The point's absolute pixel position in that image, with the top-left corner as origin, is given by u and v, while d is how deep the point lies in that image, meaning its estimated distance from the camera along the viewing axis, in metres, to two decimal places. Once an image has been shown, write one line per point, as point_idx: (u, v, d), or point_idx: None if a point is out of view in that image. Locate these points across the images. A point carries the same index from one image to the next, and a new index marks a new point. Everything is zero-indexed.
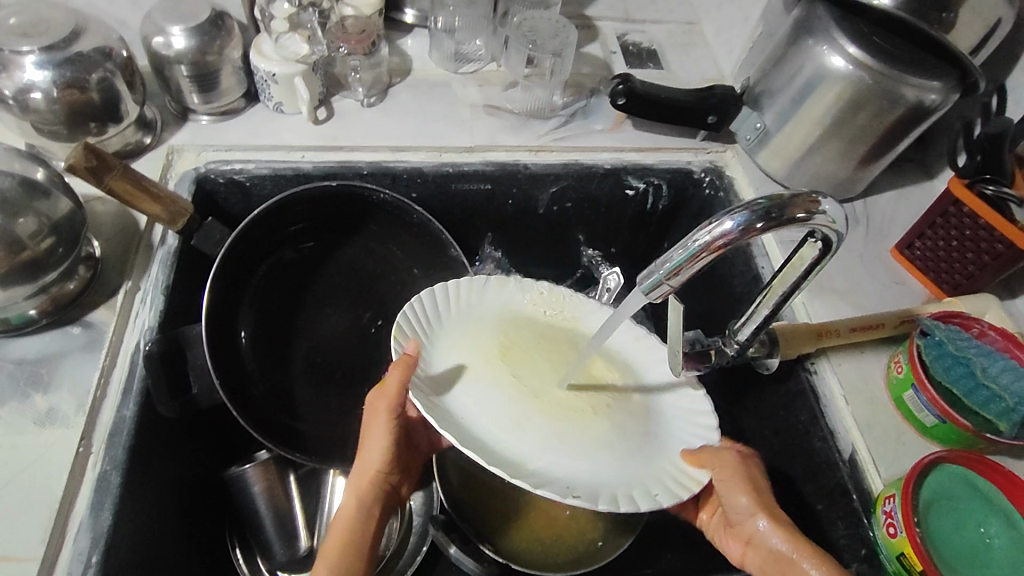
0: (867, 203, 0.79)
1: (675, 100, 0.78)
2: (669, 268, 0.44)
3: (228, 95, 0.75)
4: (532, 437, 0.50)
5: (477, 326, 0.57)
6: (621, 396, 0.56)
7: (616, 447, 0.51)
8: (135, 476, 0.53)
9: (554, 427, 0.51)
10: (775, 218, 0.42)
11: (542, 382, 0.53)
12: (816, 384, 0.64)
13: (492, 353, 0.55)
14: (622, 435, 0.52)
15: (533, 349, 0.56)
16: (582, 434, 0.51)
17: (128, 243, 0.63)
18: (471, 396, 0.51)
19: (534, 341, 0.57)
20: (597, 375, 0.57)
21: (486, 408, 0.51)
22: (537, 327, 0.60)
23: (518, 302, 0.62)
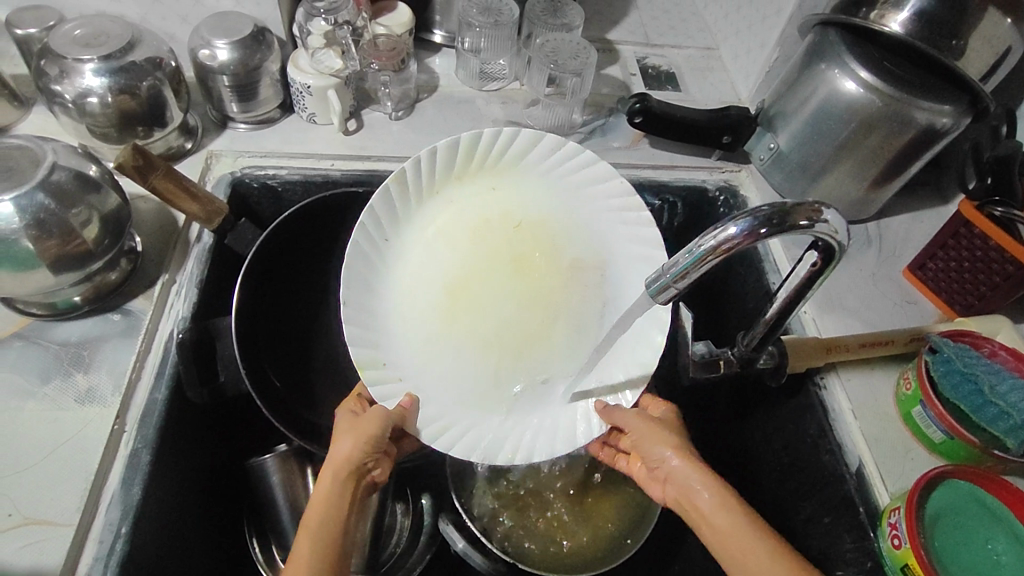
0: (880, 224, 0.80)
1: (690, 119, 0.80)
2: (676, 272, 0.46)
3: (266, 104, 0.79)
4: (506, 372, 0.64)
5: (415, 309, 0.65)
6: (563, 331, 0.65)
7: (577, 352, 0.65)
8: (163, 456, 0.56)
9: (517, 355, 0.65)
10: (776, 225, 0.44)
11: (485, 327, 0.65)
12: (825, 399, 0.64)
13: (440, 301, 0.65)
14: (570, 352, 0.65)
15: (475, 275, 0.66)
16: (543, 352, 0.65)
17: (167, 239, 0.67)
18: (440, 361, 0.64)
19: (477, 289, 0.66)
20: (538, 317, 0.66)
21: (457, 369, 0.64)
22: (478, 270, 0.66)
23: (451, 252, 0.67)
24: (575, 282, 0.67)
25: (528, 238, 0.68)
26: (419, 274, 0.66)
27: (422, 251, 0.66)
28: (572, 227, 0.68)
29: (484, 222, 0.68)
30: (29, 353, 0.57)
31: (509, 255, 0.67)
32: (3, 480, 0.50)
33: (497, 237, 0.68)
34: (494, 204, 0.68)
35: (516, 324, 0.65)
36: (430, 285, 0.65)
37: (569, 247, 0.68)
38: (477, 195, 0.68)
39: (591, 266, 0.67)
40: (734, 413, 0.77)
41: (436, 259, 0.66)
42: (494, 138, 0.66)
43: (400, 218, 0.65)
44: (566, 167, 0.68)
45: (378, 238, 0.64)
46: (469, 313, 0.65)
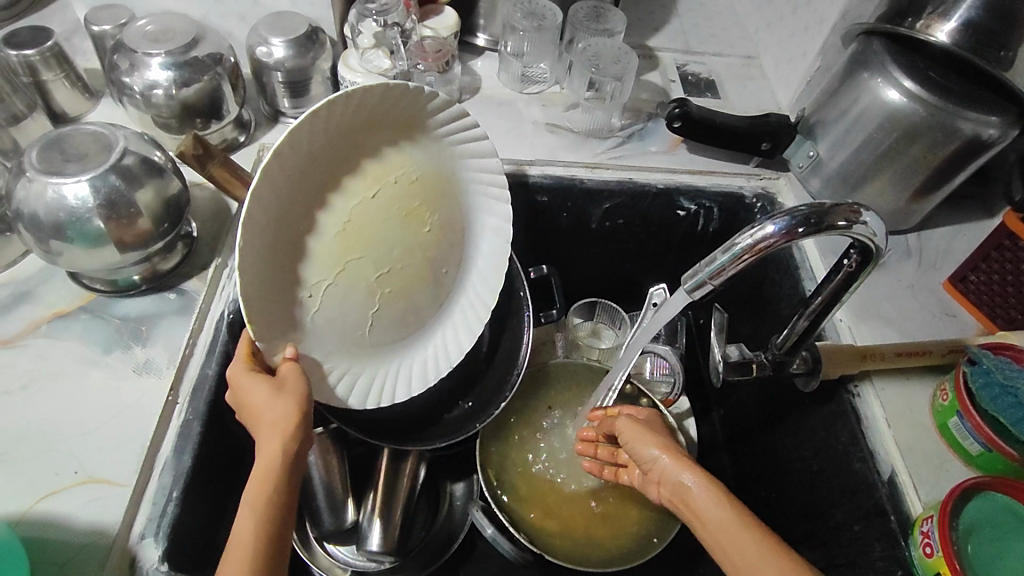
0: (920, 236, 0.79)
1: (730, 125, 0.80)
2: (712, 269, 0.48)
3: (316, 101, 0.83)
4: (382, 325, 0.62)
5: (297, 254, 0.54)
6: (437, 285, 0.65)
7: (439, 300, 0.67)
8: (212, 429, 0.59)
9: (399, 311, 0.62)
10: (815, 224, 0.44)
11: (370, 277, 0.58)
12: (858, 405, 0.65)
13: (329, 244, 0.56)
14: (438, 301, 0.67)
15: (375, 225, 0.57)
16: (419, 307, 0.65)
17: (221, 226, 0.71)
18: (326, 311, 0.57)
19: (376, 245, 0.57)
20: (420, 273, 0.62)
21: (336, 318, 0.58)
22: (379, 219, 0.57)
23: (347, 195, 0.56)
24: (449, 243, 0.64)
25: (427, 191, 0.60)
26: (296, 214, 0.54)
27: (302, 189, 0.53)
28: (457, 187, 0.64)
29: (379, 165, 0.57)
30: (93, 326, 0.61)
31: (406, 207, 0.59)
32: (68, 440, 0.54)
33: (395, 184, 0.58)
34: (387, 146, 0.58)
35: (400, 277, 0.61)
36: (316, 229, 0.55)
37: (451, 206, 0.63)
38: (373, 134, 0.57)
39: (460, 234, 0.65)
40: (766, 420, 0.77)
41: (324, 201, 0.55)
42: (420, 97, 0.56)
43: (290, 145, 0.51)
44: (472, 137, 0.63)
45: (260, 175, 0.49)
46: (360, 264, 0.57)
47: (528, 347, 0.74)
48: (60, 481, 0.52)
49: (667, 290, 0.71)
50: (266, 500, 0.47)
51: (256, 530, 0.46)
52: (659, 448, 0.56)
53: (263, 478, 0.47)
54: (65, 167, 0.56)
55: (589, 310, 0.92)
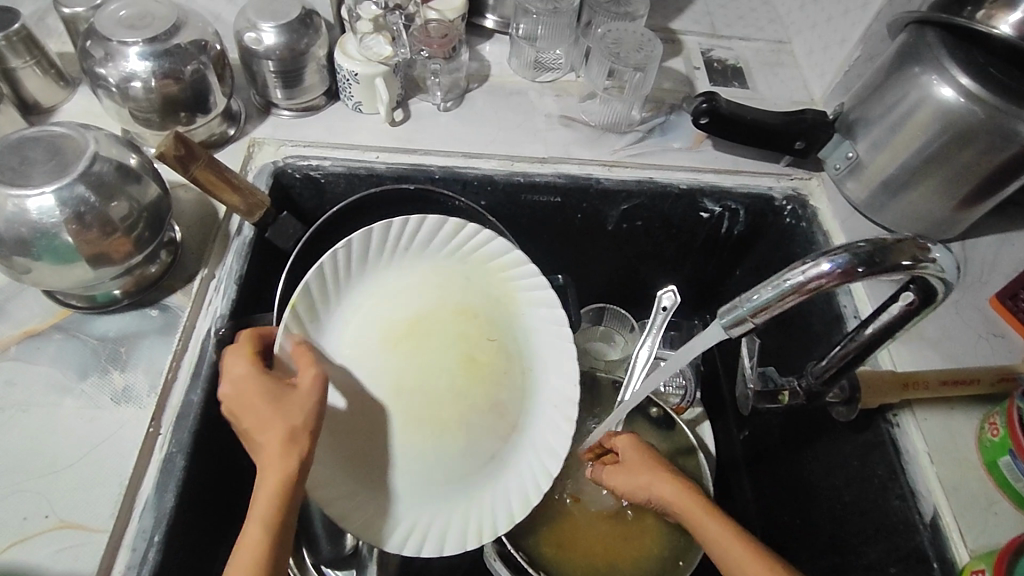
0: (965, 244, 0.73)
1: (761, 122, 0.74)
2: (754, 306, 0.42)
3: (310, 92, 0.76)
4: (397, 444, 0.60)
5: (359, 323, 0.60)
6: (481, 437, 0.62)
7: (484, 455, 0.62)
8: (201, 462, 0.55)
9: (424, 440, 0.60)
10: (877, 264, 0.39)
11: (410, 383, 0.60)
12: (897, 437, 0.59)
13: (390, 335, 0.60)
14: (472, 456, 0.62)
15: (434, 336, 0.61)
16: (449, 448, 0.61)
17: (207, 232, 0.66)
18: (344, 381, 0.58)
19: (422, 353, 0.60)
20: (460, 414, 0.61)
21: (356, 403, 0.58)
22: (434, 332, 0.61)
23: (416, 297, 0.62)
24: (497, 423, 0.62)
25: (495, 351, 0.63)
26: (386, 296, 0.61)
27: (404, 280, 0.62)
28: (520, 386, 0.64)
29: (467, 301, 0.63)
30: (69, 348, 0.57)
31: (463, 350, 0.62)
32: (40, 480, 0.51)
33: (467, 323, 0.63)
34: (482, 287, 0.64)
35: (441, 402, 0.60)
36: (388, 317, 0.61)
37: (511, 393, 0.63)
38: (479, 266, 0.65)
39: (510, 422, 0.63)
40: (792, 442, 0.72)
41: (407, 297, 0.62)
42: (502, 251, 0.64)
43: (423, 245, 0.63)
44: (549, 327, 0.65)
45: (388, 240, 0.61)
46: (409, 368, 0.60)
47: None
48: (33, 525, 0.49)
49: (676, 294, 0.68)
50: (272, 512, 0.46)
51: (260, 541, 0.46)
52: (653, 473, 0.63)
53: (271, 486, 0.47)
54: (28, 176, 0.51)
55: (596, 314, 0.87)
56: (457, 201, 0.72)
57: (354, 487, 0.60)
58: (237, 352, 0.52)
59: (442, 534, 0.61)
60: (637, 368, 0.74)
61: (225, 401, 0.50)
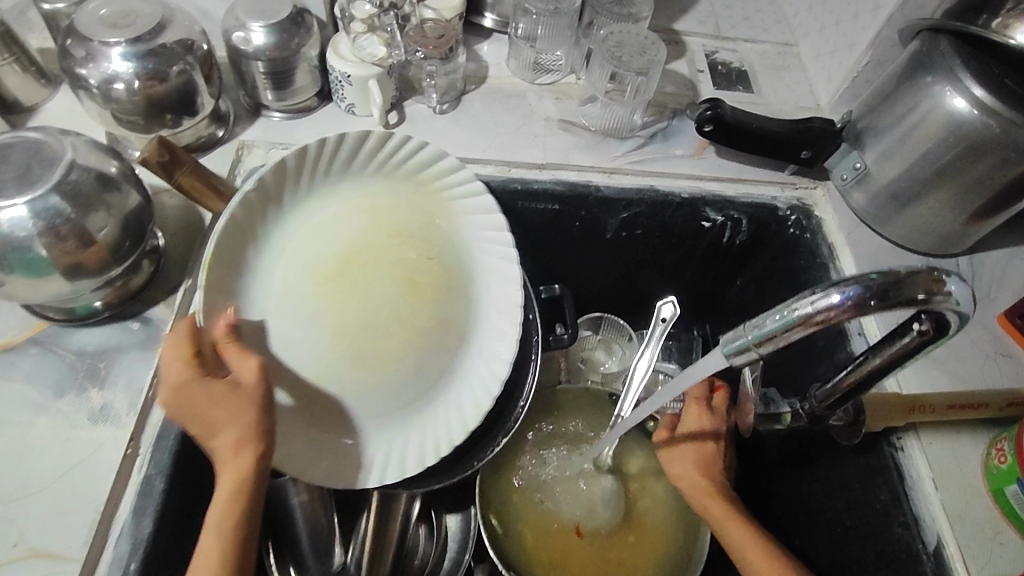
0: (973, 259, 0.71)
1: (767, 131, 0.71)
2: (760, 335, 0.41)
3: (301, 93, 0.74)
4: (345, 379, 0.59)
5: (295, 256, 0.59)
6: (431, 363, 0.61)
7: (432, 379, 0.62)
8: (182, 482, 0.54)
9: (372, 372, 0.59)
10: (889, 298, 0.37)
11: (351, 317, 0.59)
12: (901, 461, 0.58)
13: (326, 266, 0.59)
14: (420, 380, 0.61)
15: (369, 264, 0.60)
16: (399, 379, 0.60)
17: (192, 240, 0.64)
18: (282, 330, 0.57)
19: (360, 282, 0.59)
20: (403, 342, 0.60)
21: (302, 343, 0.57)
22: (369, 257, 0.60)
23: (351, 228, 0.61)
24: (446, 340, 0.62)
25: (437, 270, 0.62)
26: (316, 231, 0.60)
27: (333, 210, 0.61)
28: (470, 306, 0.64)
29: (398, 223, 0.62)
30: (47, 363, 0.56)
31: (404, 272, 0.61)
32: (15, 503, 0.49)
33: (406, 250, 0.62)
34: (415, 207, 0.64)
35: (381, 331, 0.59)
36: (321, 248, 0.60)
37: (455, 310, 0.62)
38: (412, 185, 0.64)
39: (457, 333, 0.62)
40: (791, 461, 0.70)
41: (339, 227, 0.61)
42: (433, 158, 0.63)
43: (345, 171, 0.62)
44: (498, 251, 0.64)
45: (307, 171, 0.60)
46: (346, 299, 0.59)
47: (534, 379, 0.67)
48: (3, 553, 0.48)
49: (676, 305, 0.67)
50: (231, 518, 0.47)
51: (221, 545, 0.47)
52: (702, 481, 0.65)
53: (226, 491, 0.48)
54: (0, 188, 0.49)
55: (593, 324, 0.86)
56: None
57: (315, 433, 0.60)
58: (169, 356, 0.48)
59: (402, 459, 0.61)
60: (634, 382, 0.72)
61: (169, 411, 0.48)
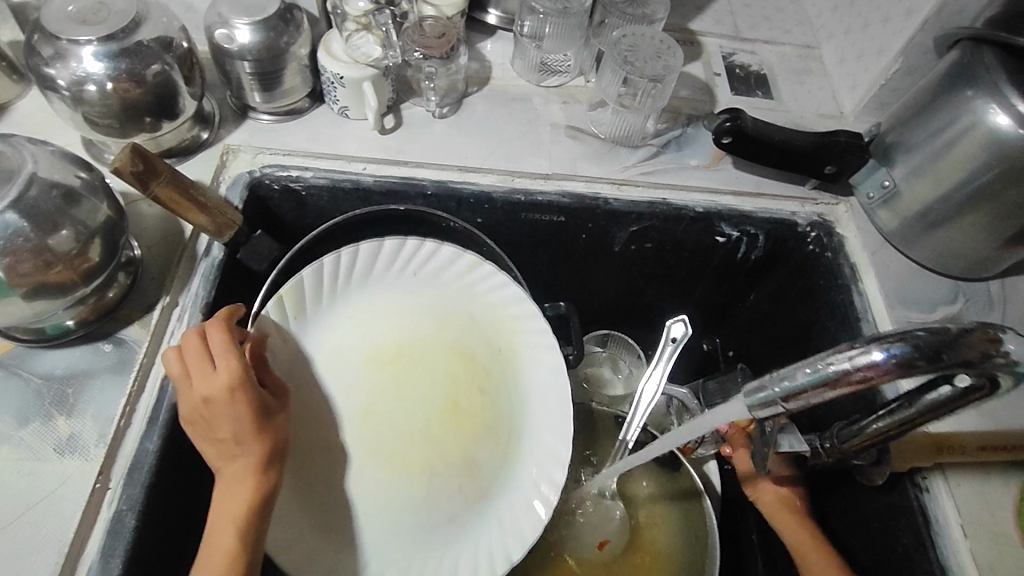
0: (1004, 284, 0.67)
1: (789, 143, 0.66)
2: (787, 389, 0.37)
3: (292, 94, 0.69)
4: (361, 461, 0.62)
5: (352, 336, 0.65)
6: (442, 506, 0.62)
7: (447, 498, 0.62)
8: (156, 516, 0.50)
9: (390, 473, 0.62)
10: (938, 360, 0.33)
11: (389, 413, 0.64)
12: (927, 505, 0.54)
13: (381, 354, 0.65)
14: (424, 516, 0.62)
15: (421, 366, 0.65)
16: (404, 505, 0.62)
17: (171, 253, 0.60)
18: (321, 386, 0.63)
19: (405, 376, 0.65)
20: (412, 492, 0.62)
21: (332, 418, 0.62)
22: (420, 355, 0.65)
23: (412, 321, 0.66)
24: (465, 482, 0.62)
25: (480, 403, 0.65)
26: (386, 314, 0.66)
27: (397, 304, 0.66)
28: (505, 431, 0.64)
29: (465, 344, 0.66)
30: (12, 388, 0.52)
31: (448, 391, 0.65)
32: None
33: (458, 367, 0.65)
34: (485, 335, 0.66)
35: (411, 440, 0.63)
36: (382, 337, 0.65)
37: (488, 450, 0.63)
38: (488, 312, 0.66)
39: (478, 481, 0.62)
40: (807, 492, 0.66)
41: (403, 320, 0.66)
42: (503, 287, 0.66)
43: (432, 277, 0.66)
44: (551, 366, 0.63)
45: (400, 259, 0.65)
46: (383, 420, 0.64)
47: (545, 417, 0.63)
48: None
49: (689, 325, 0.66)
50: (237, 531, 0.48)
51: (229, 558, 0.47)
52: (805, 531, 0.60)
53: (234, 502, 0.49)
54: None
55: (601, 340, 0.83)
56: (453, 223, 0.68)
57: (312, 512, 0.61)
58: (222, 351, 0.50)
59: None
60: (641, 406, 0.68)
61: (212, 406, 0.49)
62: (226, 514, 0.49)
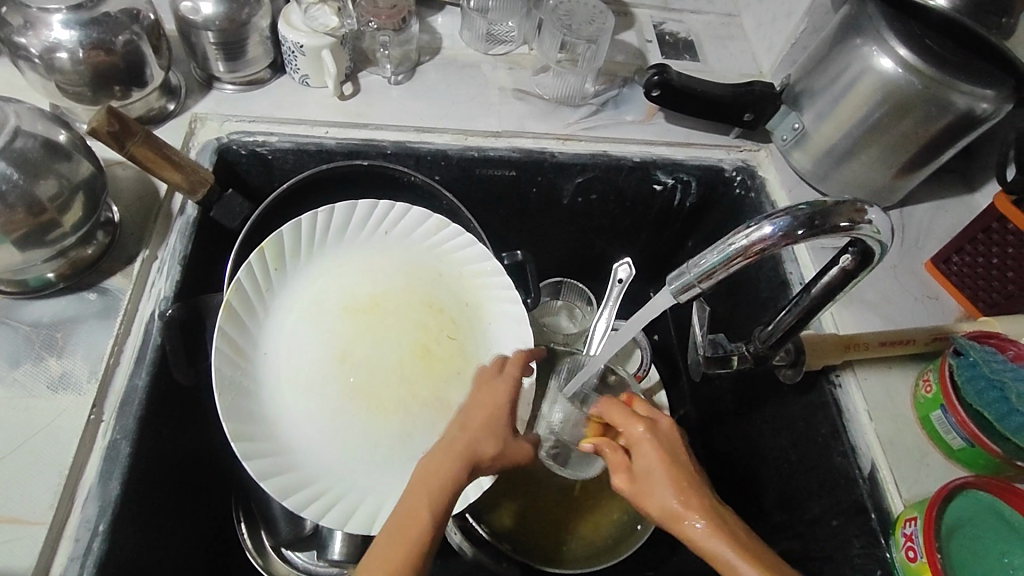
0: (904, 212, 0.76)
1: (710, 95, 0.75)
2: (701, 271, 0.44)
3: (254, 64, 0.74)
4: (330, 407, 0.62)
5: (324, 288, 0.67)
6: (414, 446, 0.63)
7: (420, 434, 0.63)
8: (147, 446, 0.54)
9: (364, 417, 0.63)
10: (816, 226, 0.41)
11: (365, 359, 0.65)
12: (840, 397, 0.62)
13: (356, 307, 0.67)
14: (397, 452, 0.62)
15: (393, 314, 0.68)
16: (375, 443, 0.62)
17: (147, 211, 0.63)
18: (296, 333, 0.64)
19: (382, 324, 0.67)
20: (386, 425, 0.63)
21: (305, 362, 0.63)
22: (395, 307, 0.68)
23: (382, 275, 0.69)
24: (439, 419, 0.64)
25: (451, 350, 0.68)
26: (358, 268, 0.69)
27: (368, 260, 0.69)
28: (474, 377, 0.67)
29: (435, 298, 0.70)
30: (1, 336, 0.55)
31: (421, 338, 0.67)
32: None
33: (430, 315, 0.69)
34: (455, 290, 0.71)
35: (386, 382, 0.64)
36: (355, 289, 0.68)
37: (460, 393, 0.66)
38: (455, 269, 0.71)
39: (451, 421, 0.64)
40: (742, 405, 0.74)
41: (375, 275, 0.69)
42: (467, 246, 0.71)
43: (402, 238, 0.71)
44: (516, 318, 0.69)
45: (374, 219, 0.70)
46: (358, 365, 0.64)
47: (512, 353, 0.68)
48: None
49: (633, 267, 0.68)
50: (426, 520, 0.47)
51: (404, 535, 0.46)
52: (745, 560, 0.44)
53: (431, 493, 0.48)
54: None
55: (554, 289, 0.88)
56: (413, 177, 0.72)
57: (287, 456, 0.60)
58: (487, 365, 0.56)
59: (350, 511, 0.58)
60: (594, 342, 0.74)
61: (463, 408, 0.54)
62: (432, 510, 0.47)
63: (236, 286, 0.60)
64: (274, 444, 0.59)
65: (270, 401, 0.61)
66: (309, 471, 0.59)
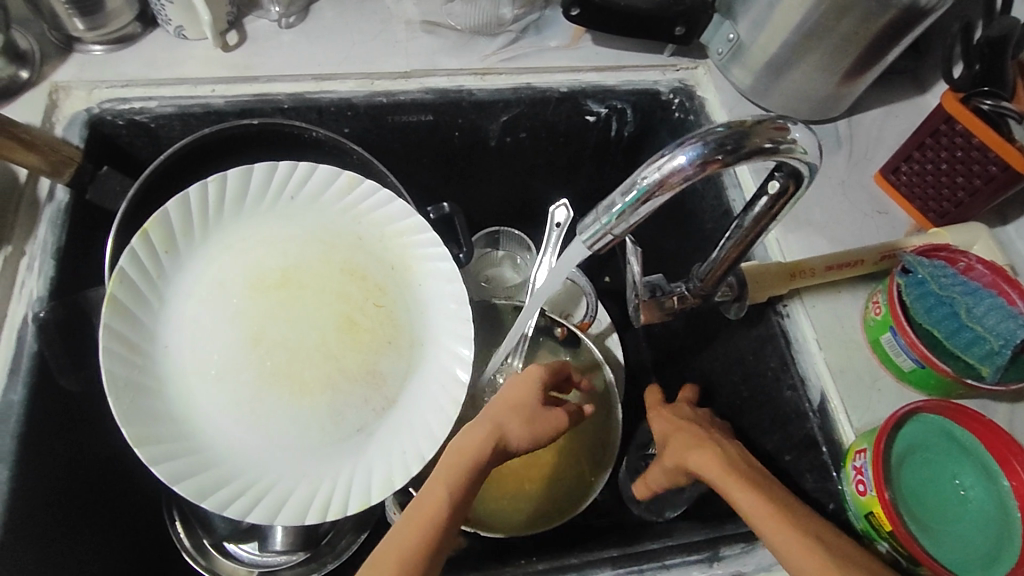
0: (851, 121, 0.71)
1: (635, 9, 0.66)
2: (613, 216, 0.39)
3: (117, 17, 0.64)
4: (249, 395, 0.58)
5: (228, 266, 0.61)
6: (345, 425, 0.58)
7: (351, 412, 0.59)
8: (35, 463, 0.51)
9: (285, 401, 0.58)
10: (732, 149, 0.37)
11: (283, 339, 0.60)
12: (787, 328, 0.59)
13: (267, 283, 0.61)
14: (325, 435, 0.58)
15: (309, 287, 0.62)
16: (302, 426, 0.58)
17: (8, 201, 0.56)
18: (201, 320, 0.58)
19: (300, 297, 0.61)
20: (312, 402, 0.58)
21: (216, 349, 0.58)
22: (310, 278, 0.62)
23: (292, 245, 0.63)
24: (372, 394, 0.59)
25: (379, 319, 0.62)
26: (264, 240, 0.62)
27: (276, 230, 0.63)
28: (406, 343, 0.62)
29: (356, 264, 0.64)
30: None
31: (343, 309, 0.62)
32: None
33: (350, 283, 0.63)
34: (378, 252, 0.64)
35: (309, 360, 0.60)
36: (261, 264, 0.62)
37: (393, 361, 0.61)
38: (376, 231, 0.65)
39: (384, 394, 0.60)
40: (695, 342, 0.71)
41: (285, 246, 0.63)
42: (385, 205, 0.64)
43: (312, 201, 0.64)
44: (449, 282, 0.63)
45: (275, 184, 0.62)
46: (275, 347, 0.59)
47: (443, 315, 0.62)
48: None
49: (570, 207, 0.59)
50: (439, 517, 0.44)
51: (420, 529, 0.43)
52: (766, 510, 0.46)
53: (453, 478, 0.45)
54: None
55: (490, 239, 0.81)
56: (314, 132, 0.64)
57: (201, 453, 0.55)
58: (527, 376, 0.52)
59: (279, 503, 0.54)
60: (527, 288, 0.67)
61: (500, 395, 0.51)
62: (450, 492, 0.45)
63: (117, 276, 0.54)
64: (187, 443, 0.55)
65: (178, 397, 0.56)
66: (229, 468, 0.55)
